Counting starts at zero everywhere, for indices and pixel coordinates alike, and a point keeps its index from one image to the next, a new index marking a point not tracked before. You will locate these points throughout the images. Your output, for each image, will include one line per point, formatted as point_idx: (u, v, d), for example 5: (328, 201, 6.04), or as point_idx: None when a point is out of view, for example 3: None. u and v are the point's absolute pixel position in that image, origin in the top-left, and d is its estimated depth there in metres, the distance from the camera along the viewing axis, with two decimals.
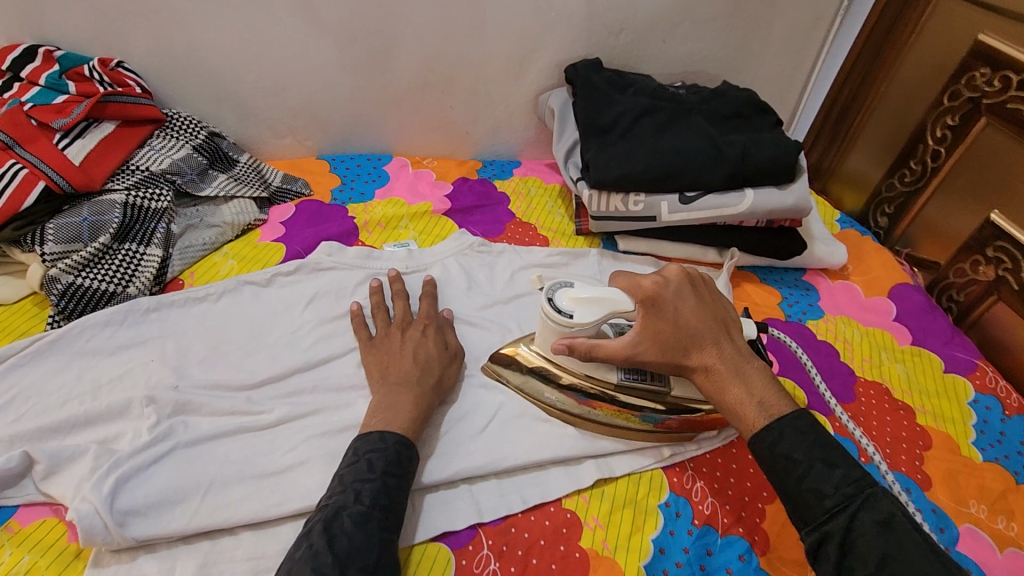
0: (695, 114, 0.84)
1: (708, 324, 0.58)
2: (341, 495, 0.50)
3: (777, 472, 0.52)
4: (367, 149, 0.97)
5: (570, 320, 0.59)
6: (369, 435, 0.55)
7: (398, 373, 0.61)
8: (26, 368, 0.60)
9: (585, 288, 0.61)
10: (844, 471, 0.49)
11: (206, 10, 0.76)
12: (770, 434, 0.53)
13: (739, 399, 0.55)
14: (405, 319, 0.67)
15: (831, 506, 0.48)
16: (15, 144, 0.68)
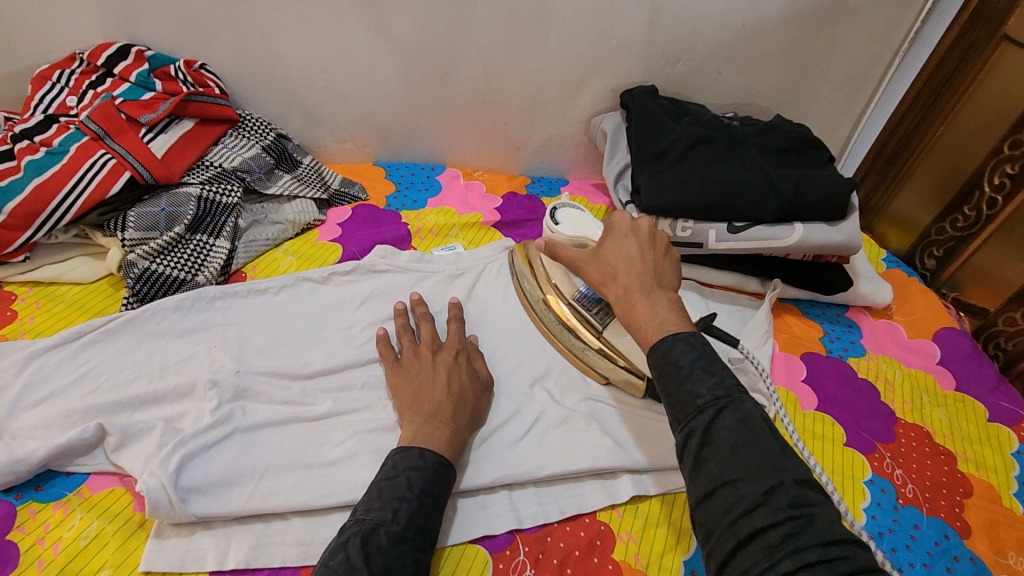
0: (748, 146, 0.85)
1: (643, 261, 0.60)
2: (379, 511, 0.50)
3: (661, 377, 0.51)
4: (422, 159, 1.01)
5: (555, 225, 0.75)
6: (409, 450, 0.55)
7: (432, 402, 0.59)
8: (101, 344, 0.63)
9: (590, 221, 0.76)
10: (720, 377, 0.49)
11: (288, 22, 0.80)
12: (662, 347, 0.52)
13: (643, 321, 0.55)
14: (433, 342, 0.66)
15: (701, 405, 0.47)
16: (106, 135, 0.71)
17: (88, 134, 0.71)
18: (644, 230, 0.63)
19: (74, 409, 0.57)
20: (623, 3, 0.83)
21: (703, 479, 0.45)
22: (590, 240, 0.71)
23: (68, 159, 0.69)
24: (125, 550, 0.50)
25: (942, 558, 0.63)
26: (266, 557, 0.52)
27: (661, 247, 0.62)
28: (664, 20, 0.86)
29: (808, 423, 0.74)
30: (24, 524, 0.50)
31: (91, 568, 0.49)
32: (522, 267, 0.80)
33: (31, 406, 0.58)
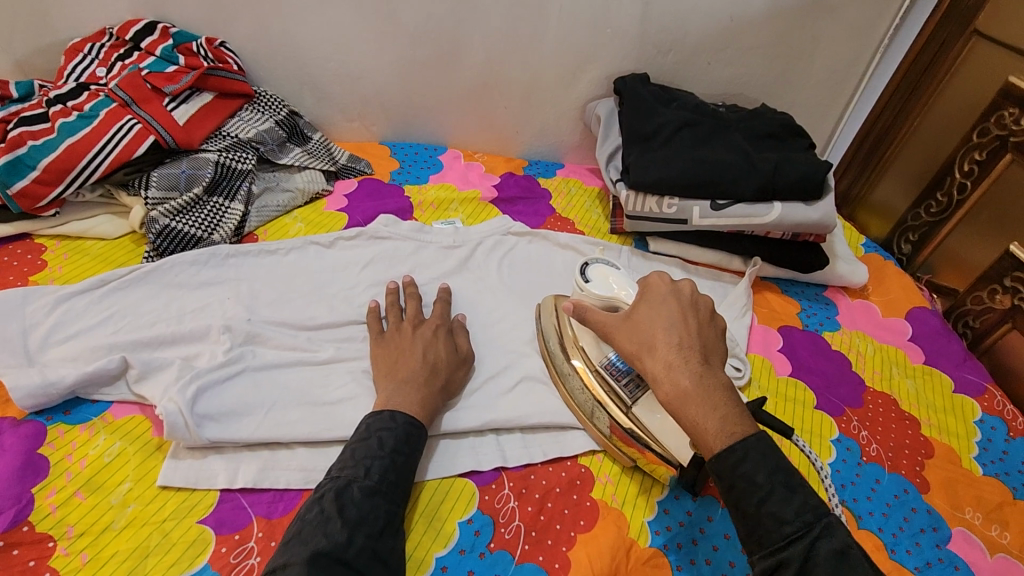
0: (732, 131, 0.90)
1: (687, 335, 0.54)
2: (353, 469, 0.52)
3: (732, 492, 0.47)
4: (425, 140, 1.06)
5: (584, 284, 0.71)
6: (381, 413, 0.58)
7: (407, 369, 0.62)
8: (124, 291, 0.69)
9: (618, 275, 0.72)
10: (804, 497, 0.45)
11: (303, 4, 0.86)
12: (729, 454, 0.47)
13: (700, 417, 0.49)
14: (416, 318, 0.69)
15: (790, 532, 0.44)
16: (133, 102, 0.77)
17: (116, 101, 0.77)
18: (687, 296, 0.57)
19: (99, 345, 0.62)
20: None
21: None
22: (622, 304, 0.67)
23: (98, 123, 0.74)
24: (144, 467, 0.55)
25: (900, 509, 0.68)
26: (272, 479, 0.57)
27: (704, 315, 0.57)
28: (656, 10, 0.91)
29: (781, 387, 0.79)
30: (53, 441, 0.55)
31: (113, 481, 0.54)
32: (550, 326, 0.73)
33: (59, 341, 0.63)
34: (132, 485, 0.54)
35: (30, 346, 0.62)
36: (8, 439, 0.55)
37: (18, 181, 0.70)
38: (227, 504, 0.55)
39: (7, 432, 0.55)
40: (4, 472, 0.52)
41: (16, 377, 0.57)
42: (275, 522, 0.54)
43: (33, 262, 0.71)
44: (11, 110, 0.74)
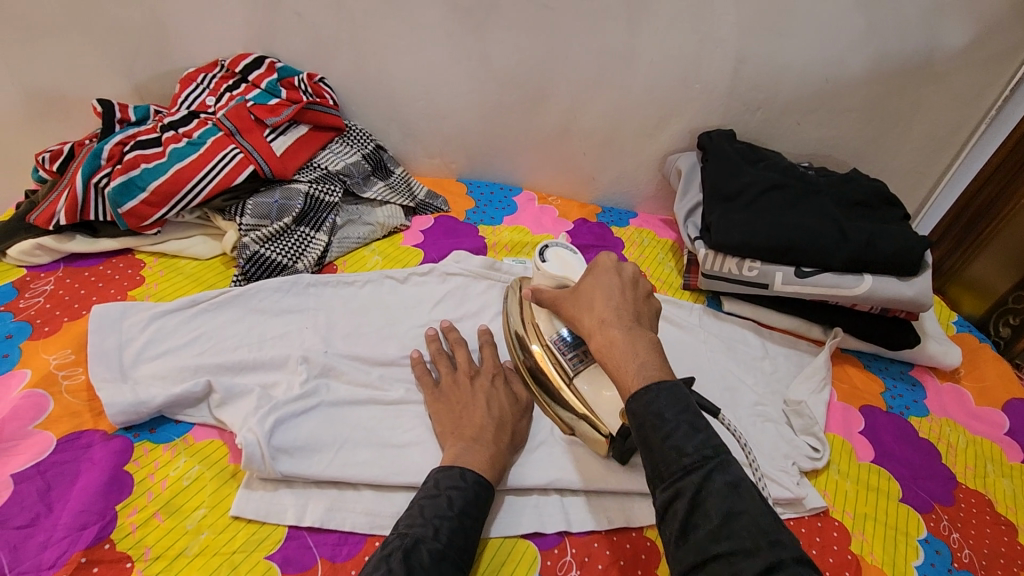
0: (820, 196, 0.87)
1: (623, 297, 0.57)
2: (422, 527, 0.51)
3: (642, 429, 0.48)
4: (501, 179, 1.07)
5: (541, 264, 0.71)
6: (450, 470, 0.56)
7: (473, 427, 0.61)
8: (212, 313, 0.71)
9: (574, 258, 0.74)
10: (707, 435, 0.46)
11: (401, 47, 0.89)
12: (644, 392, 0.48)
13: (622, 361, 0.52)
14: (471, 367, 0.69)
15: (687, 464, 0.45)
16: (237, 133, 0.81)
17: (222, 130, 0.81)
18: (629, 272, 0.60)
19: (186, 366, 0.64)
20: (709, 51, 0.88)
21: (690, 548, 0.43)
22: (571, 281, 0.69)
23: (205, 150, 0.78)
24: (219, 494, 0.56)
25: None
26: (337, 521, 0.57)
27: (643, 290, 0.60)
28: (747, 70, 0.90)
29: (863, 474, 0.74)
30: (138, 459, 0.57)
31: (190, 506, 0.55)
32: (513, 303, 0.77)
33: (151, 358, 0.66)
34: (206, 512, 0.55)
35: (125, 361, 0.65)
36: (99, 453, 0.57)
37: (128, 201, 0.74)
38: (294, 541, 0.55)
39: (96, 446, 0.57)
40: (92, 486, 0.54)
41: (111, 393, 0.59)
42: (338, 567, 0.54)
43: (132, 278, 0.75)
44: (128, 134, 0.79)
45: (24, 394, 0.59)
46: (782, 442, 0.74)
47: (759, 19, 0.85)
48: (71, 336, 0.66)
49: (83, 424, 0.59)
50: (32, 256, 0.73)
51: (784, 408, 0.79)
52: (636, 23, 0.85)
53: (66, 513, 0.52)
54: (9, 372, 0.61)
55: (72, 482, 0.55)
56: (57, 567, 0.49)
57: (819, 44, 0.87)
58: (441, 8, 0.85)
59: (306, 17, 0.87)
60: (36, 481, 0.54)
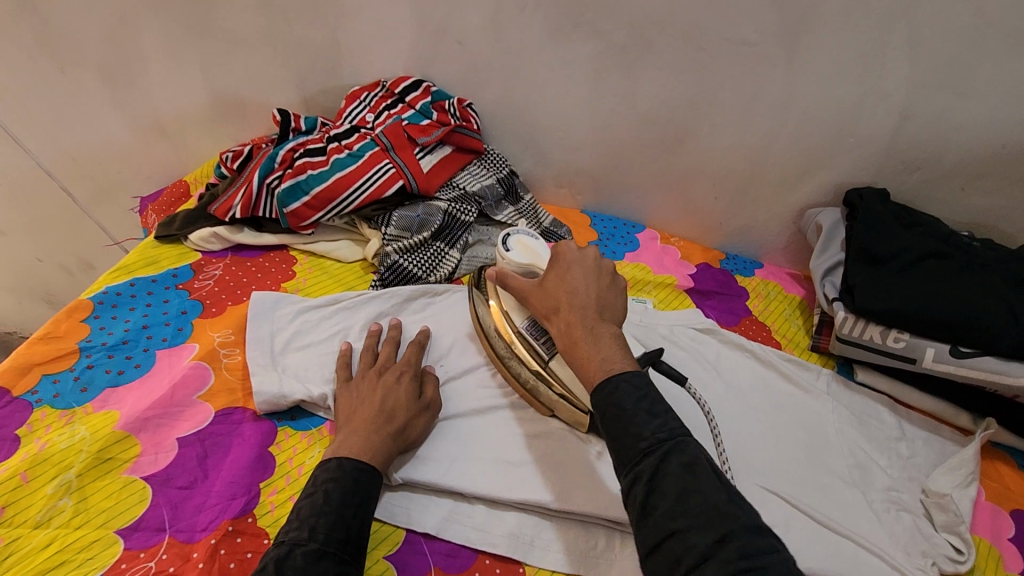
0: (989, 272, 0.78)
1: (589, 292, 0.57)
2: (297, 531, 0.47)
3: (606, 419, 0.48)
4: (625, 215, 1.08)
5: (504, 253, 0.69)
6: (326, 463, 0.54)
7: (361, 421, 0.59)
8: (351, 311, 0.76)
9: (535, 243, 0.70)
10: (664, 420, 0.47)
11: (549, 80, 0.93)
12: (607, 384, 0.49)
13: (588, 354, 0.53)
14: (382, 364, 0.67)
15: (644, 448, 0.45)
16: (392, 149, 0.87)
17: (379, 145, 0.88)
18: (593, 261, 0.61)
19: (324, 363, 0.69)
20: (872, 105, 0.83)
21: (652, 529, 0.42)
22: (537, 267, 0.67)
23: (362, 162, 0.85)
24: None
25: None
26: (453, 532, 0.58)
27: (607, 280, 0.60)
28: (913, 127, 0.84)
29: None
30: (280, 442, 0.62)
31: None
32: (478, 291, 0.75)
33: (296, 350, 0.71)
34: None
35: (275, 348, 0.70)
36: (249, 431, 0.62)
37: (293, 202, 0.81)
38: (409, 546, 0.57)
39: (247, 424, 0.63)
40: (243, 461, 0.59)
41: (261, 380, 0.64)
42: None
43: (285, 272, 0.82)
44: (298, 141, 0.87)
45: (193, 364, 0.66)
46: (918, 538, 0.67)
47: (934, 77, 0.79)
48: (232, 317, 0.72)
49: (236, 402, 0.64)
50: (207, 243, 0.82)
51: (923, 499, 0.71)
52: (795, 71, 0.83)
53: (219, 482, 0.57)
54: (182, 344, 0.69)
55: (226, 453, 0.60)
56: (208, 531, 0.53)
57: (1001, 103, 0.78)
58: (594, 45, 0.87)
59: (466, 46, 0.92)
60: (196, 448, 0.59)
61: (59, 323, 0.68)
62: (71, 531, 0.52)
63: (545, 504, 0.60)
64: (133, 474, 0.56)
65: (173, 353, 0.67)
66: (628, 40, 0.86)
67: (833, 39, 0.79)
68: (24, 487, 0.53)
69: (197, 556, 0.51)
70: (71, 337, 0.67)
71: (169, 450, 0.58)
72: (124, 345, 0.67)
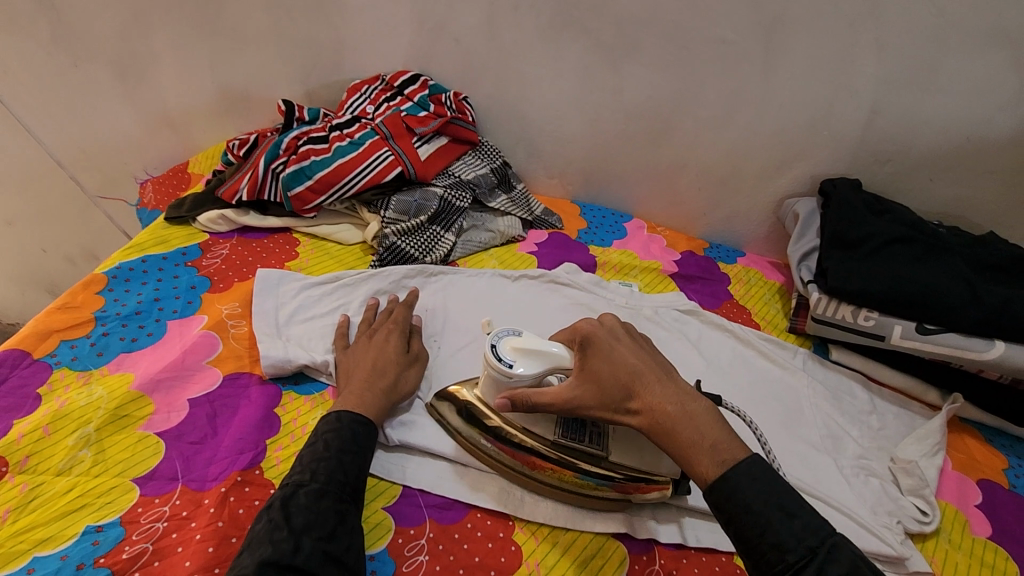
0: (953, 255, 0.83)
1: (651, 370, 0.55)
2: (300, 474, 0.52)
3: (733, 523, 0.46)
4: (614, 206, 1.13)
5: (510, 373, 0.59)
6: (326, 417, 0.59)
7: (358, 377, 0.64)
8: (351, 287, 0.80)
9: (530, 338, 0.61)
10: (805, 520, 0.45)
11: (541, 76, 0.98)
12: (724, 484, 0.47)
13: (692, 441, 0.50)
14: (372, 325, 0.72)
15: (793, 561, 0.43)
16: (391, 138, 0.92)
17: (378, 134, 0.92)
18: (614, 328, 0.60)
19: (325, 334, 0.73)
20: (844, 99, 0.88)
21: None
22: (560, 369, 0.59)
23: (363, 150, 0.89)
24: None
25: None
26: (447, 487, 0.62)
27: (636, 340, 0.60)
28: (882, 121, 0.89)
29: (979, 549, 0.68)
30: (285, 405, 0.66)
31: None
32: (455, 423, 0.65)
33: (300, 321, 0.75)
34: None
35: (279, 320, 0.74)
36: (255, 394, 0.66)
37: (297, 186, 0.86)
38: (406, 499, 0.61)
39: (253, 387, 0.67)
40: (250, 420, 0.63)
41: (268, 346, 0.68)
42: (444, 528, 0.59)
43: (289, 252, 0.86)
44: (302, 130, 0.91)
45: (202, 332, 0.70)
46: (884, 499, 0.71)
47: (900, 73, 0.84)
48: (239, 292, 0.76)
49: (243, 367, 0.68)
50: (214, 224, 0.86)
51: (891, 466, 0.76)
52: (772, 67, 0.88)
53: (227, 438, 0.61)
54: (192, 315, 0.73)
55: (233, 413, 0.64)
56: (219, 481, 0.57)
57: (963, 98, 0.84)
58: (584, 43, 0.92)
59: (462, 43, 0.97)
60: (206, 408, 0.63)
61: (75, 295, 0.72)
62: (91, 479, 0.55)
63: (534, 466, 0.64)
64: (147, 430, 0.60)
65: (183, 323, 0.71)
66: (615, 38, 0.91)
67: (807, 37, 0.84)
68: (46, 439, 0.57)
69: (208, 501, 0.55)
70: (87, 307, 0.71)
71: (181, 409, 0.62)
72: (137, 316, 0.71)
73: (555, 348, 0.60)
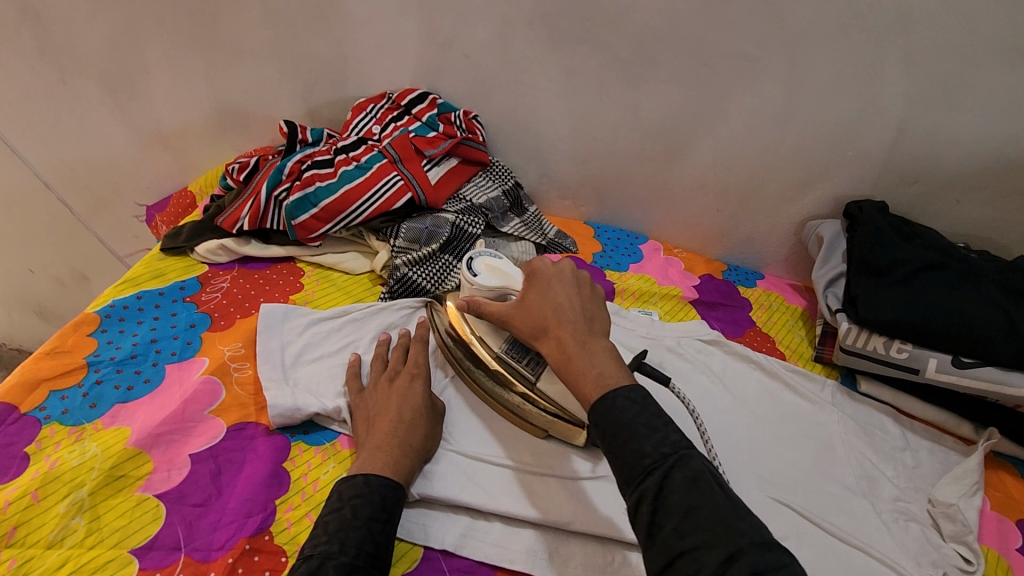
0: (988, 283, 0.80)
1: (574, 308, 0.58)
2: (327, 545, 0.47)
3: (607, 437, 0.48)
4: (628, 227, 1.09)
5: (472, 278, 0.68)
6: (353, 478, 0.54)
7: (382, 430, 0.59)
8: (363, 323, 0.76)
9: (504, 264, 0.69)
10: None
11: (554, 93, 0.94)
12: (603, 402, 0.49)
13: (584, 370, 0.52)
14: (394, 368, 0.67)
15: (648, 465, 0.45)
16: (399, 161, 0.87)
17: (387, 157, 0.88)
18: (570, 276, 0.61)
19: (337, 377, 0.69)
20: (872, 120, 0.85)
21: None
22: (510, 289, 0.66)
23: (370, 174, 0.85)
24: None
25: None
26: (472, 548, 0.58)
27: (590, 295, 0.60)
28: (911, 142, 0.86)
29: None
30: (294, 458, 0.61)
31: None
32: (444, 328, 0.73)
33: (307, 361, 0.70)
34: None
35: (287, 362, 0.70)
36: (262, 446, 0.61)
37: (302, 214, 0.81)
38: (428, 563, 0.57)
39: (260, 439, 0.62)
40: (256, 478, 0.58)
41: (275, 394, 0.63)
42: None
43: (293, 284, 0.81)
44: (306, 153, 0.87)
45: (203, 378, 0.65)
46: (927, 548, 0.68)
47: (931, 93, 0.81)
48: (242, 330, 0.72)
49: (248, 417, 0.64)
50: (214, 255, 0.82)
51: (930, 509, 0.72)
52: (796, 86, 0.84)
53: (233, 500, 0.56)
54: (192, 358, 0.68)
55: (239, 470, 0.59)
56: (225, 550, 0.52)
57: (996, 119, 0.80)
58: (599, 58, 0.88)
59: (472, 59, 0.93)
60: (209, 464, 0.59)
61: (66, 337, 0.68)
62: (85, 551, 0.51)
63: (563, 522, 0.60)
64: (146, 492, 0.55)
65: (183, 367, 0.67)
66: (632, 54, 0.87)
67: (835, 55, 0.80)
68: (35, 506, 0.53)
69: None
70: (78, 351, 0.66)
71: (182, 467, 0.58)
72: (132, 360, 0.67)
73: (518, 275, 0.67)
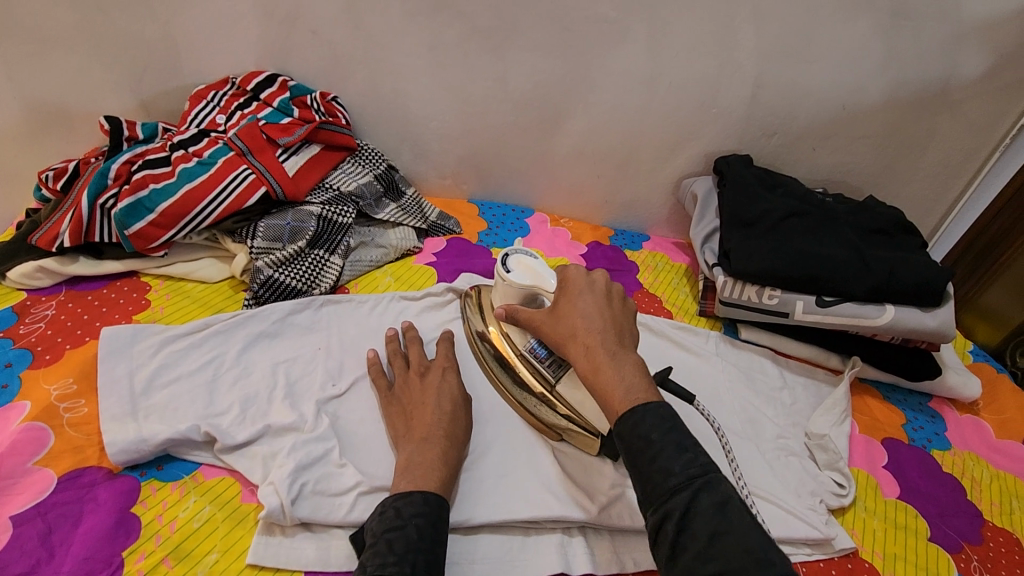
0: (842, 225, 0.86)
1: (603, 316, 0.57)
2: (395, 564, 0.46)
3: (630, 450, 0.48)
4: (513, 201, 1.06)
5: (505, 273, 0.68)
6: (412, 495, 0.53)
7: (423, 428, 0.59)
8: (224, 335, 0.68)
9: (541, 264, 0.69)
10: (694, 453, 0.46)
11: (417, 68, 0.88)
12: (631, 415, 0.48)
13: (611, 385, 0.52)
14: (422, 364, 0.67)
15: (675, 484, 0.44)
16: (249, 153, 0.79)
17: (234, 150, 0.79)
18: (598, 283, 0.61)
19: (228, 399, 0.63)
20: (729, 75, 0.87)
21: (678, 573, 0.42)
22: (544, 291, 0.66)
23: (216, 170, 0.76)
24: (232, 536, 0.53)
25: None
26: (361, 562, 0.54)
27: (617, 304, 0.60)
28: (767, 95, 0.89)
29: (890, 512, 0.71)
30: (146, 500, 0.54)
31: (201, 550, 0.52)
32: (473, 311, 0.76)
33: (163, 385, 0.63)
34: (219, 557, 0.52)
35: (134, 390, 0.61)
36: (104, 494, 0.54)
37: (136, 222, 0.71)
38: None
39: (101, 486, 0.54)
40: (98, 530, 0.51)
41: (115, 432, 0.56)
42: None
43: (137, 301, 0.72)
44: (136, 152, 0.77)
45: (24, 427, 0.56)
46: (808, 479, 0.72)
47: (779, 45, 0.83)
48: (73, 364, 0.63)
49: (86, 461, 0.56)
50: (33, 279, 0.71)
51: (808, 442, 0.77)
52: (657, 48, 0.84)
53: (69, 560, 0.49)
54: (9, 404, 0.58)
55: (75, 525, 0.52)
56: None
57: (837, 69, 0.85)
58: (459, 27, 0.84)
59: (321, 35, 0.85)
60: (37, 525, 0.51)
61: None
62: None
63: (464, 521, 0.58)
64: None
65: None
66: (492, 22, 0.83)
67: (688, 14, 0.81)
68: None
69: None
70: None
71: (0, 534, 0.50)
72: None
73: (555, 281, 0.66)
